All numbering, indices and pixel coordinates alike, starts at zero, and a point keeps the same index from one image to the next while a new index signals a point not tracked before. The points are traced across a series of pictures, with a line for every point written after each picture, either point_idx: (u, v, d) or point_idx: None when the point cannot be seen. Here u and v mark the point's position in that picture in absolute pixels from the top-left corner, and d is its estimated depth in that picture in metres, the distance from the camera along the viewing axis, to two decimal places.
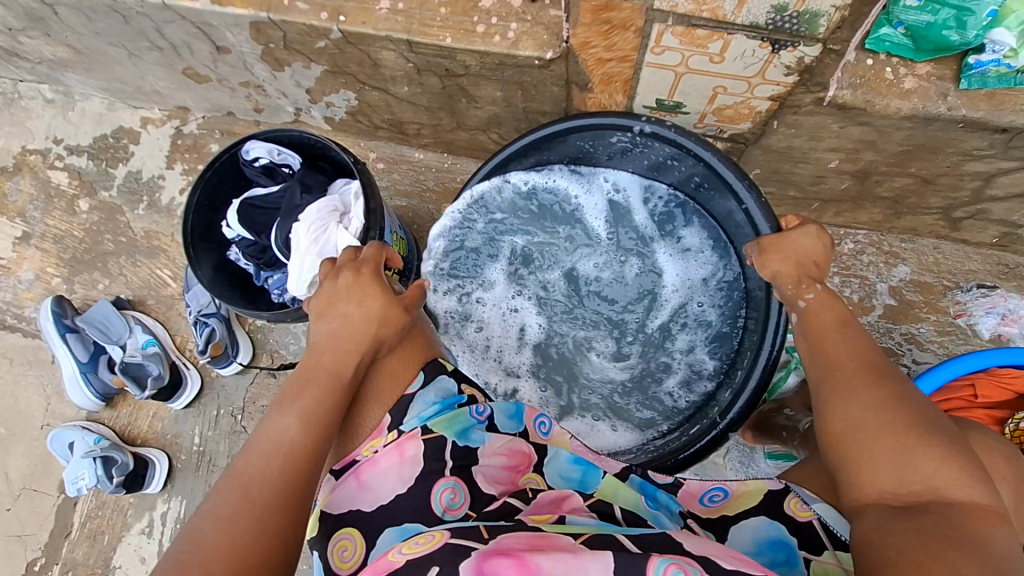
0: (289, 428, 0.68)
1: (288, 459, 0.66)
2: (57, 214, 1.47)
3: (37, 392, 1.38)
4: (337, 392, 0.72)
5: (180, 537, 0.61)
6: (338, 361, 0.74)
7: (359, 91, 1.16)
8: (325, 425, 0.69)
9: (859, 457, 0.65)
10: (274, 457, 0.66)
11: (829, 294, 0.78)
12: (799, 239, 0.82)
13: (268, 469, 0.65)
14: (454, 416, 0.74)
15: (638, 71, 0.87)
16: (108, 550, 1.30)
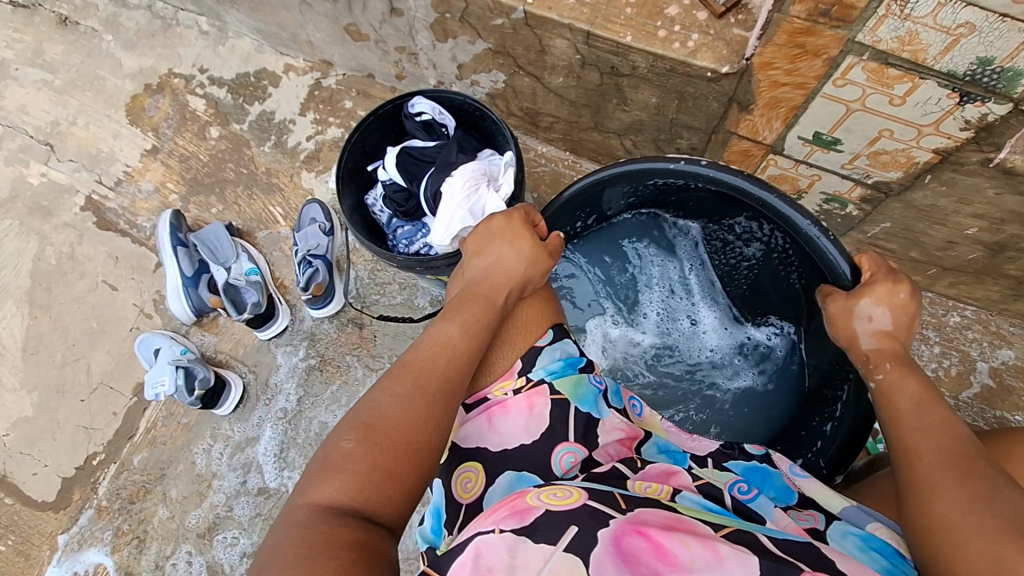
0: (443, 340, 0.70)
1: (443, 362, 0.68)
2: (188, 136, 1.54)
3: (134, 296, 1.43)
4: (487, 315, 0.74)
5: (359, 405, 0.66)
6: (488, 291, 0.76)
7: (512, 74, 1.21)
8: (475, 342, 0.71)
9: (950, 558, 0.58)
10: (434, 360, 0.68)
11: (901, 374, 0.76)
12: (895, 319, 0.81)
13: (425, 371, 0.67)
14: (576, 380, 0.72)
15: (810, 100, 0.90)
16: (166, 460, 1.32)
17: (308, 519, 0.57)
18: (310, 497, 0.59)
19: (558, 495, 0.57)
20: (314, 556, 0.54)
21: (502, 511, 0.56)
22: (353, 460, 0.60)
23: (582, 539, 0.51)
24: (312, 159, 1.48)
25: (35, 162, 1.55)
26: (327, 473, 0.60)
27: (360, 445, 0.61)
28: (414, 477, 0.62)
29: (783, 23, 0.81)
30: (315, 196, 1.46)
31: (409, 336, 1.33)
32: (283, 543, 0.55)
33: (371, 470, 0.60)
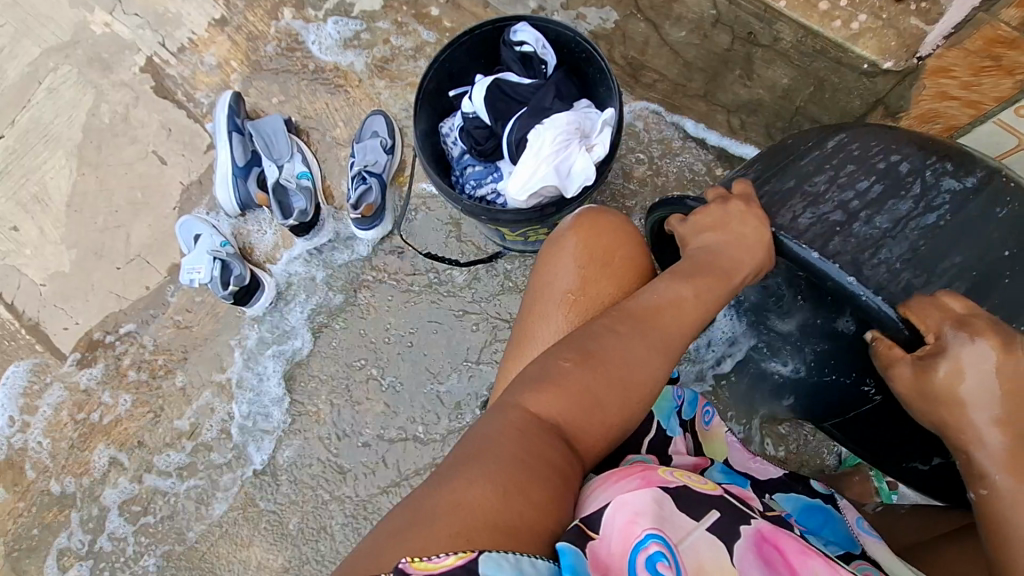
0: (674, 296, 0.67)
1: (675, 320, 0.65)
2: (259, 13, 1.43)
3: (181, 175, 1.39)
4: (719, 296, 0.69)
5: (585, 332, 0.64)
6: (716, 268, 0.71)
7: (626, 16, 1.07)
8: (706, 310, 0.68)
9: None
10: (668, 315, 0.65)
11: (1022, 497, 0.57)
12: (1006, 397, 0.60)
13: (661, 324, 0.65)
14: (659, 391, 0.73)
15: (978, 124, 0.76)
16: (192, 345, 1.33)
17: (525, 422, 0.58)
18: (528, 401, 0.59)
19: (693, 479, 0.58)
20: (528, 462, 0.54)
21: (636, 480, 0.56)
22: (573, 384, 0.60)
23: (725, 525, 0.54)
24: (385, 66, 1.37)
25: (99, 9, 1.46)
26: (543, 385, 0.60)
27: (582, 372, 0.61)
28: (625, 425, 0.62)
29: (985, 26, 0.68)
30: (382, 108, 1.36)
31: (450, 277, 1.28)
32: (495, 435, 0.56)
33: (587, 401, 0.60)
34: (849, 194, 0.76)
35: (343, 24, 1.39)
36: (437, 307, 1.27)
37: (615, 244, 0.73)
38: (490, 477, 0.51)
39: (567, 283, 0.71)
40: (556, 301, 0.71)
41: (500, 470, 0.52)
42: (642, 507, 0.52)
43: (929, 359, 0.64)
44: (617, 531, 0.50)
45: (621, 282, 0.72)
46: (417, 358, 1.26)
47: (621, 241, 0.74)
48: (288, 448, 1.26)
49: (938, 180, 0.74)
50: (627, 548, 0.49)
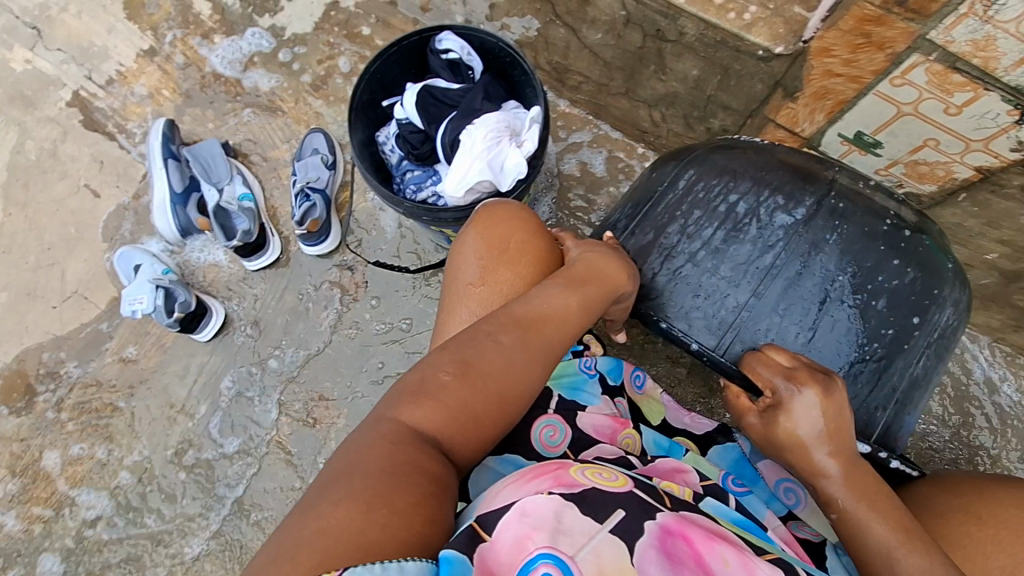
0: (556, 305, 0.70)
1: (553, 331, 0.68)
2: (189, 41, 1.43)
3: (115, 207, 1.36)
4: (601, 298, 0.74)
5: (462, 343, 0.64)
6: (597, 277, 0.75)
7: (547, 23, 1.13)
8: (586, 319, 0.71)
9: None
10: (548, 326, 0.68)
11: (860, 511, 0.63)
12: (835, 423, 0.68)
13: (542, 331, 0.67)
14: (563, 366, 0.78)
15: (860, 96, 0.85)
16: (138, 378, 1.29)
17: (396, 434, 0.56)
18: (401, 414, 0.58)
19: (603, 476, 0.56)
20: (399, 471, 0.52)
21: (544, 480, 0.54)
22: (450, 395, 0.60)
23: (628, 525, 0.51)
24: (320, 86, 1.39)
25: (19, 46, 1.43)
26: (420, 399, 0.59)
27: (460, 384, 0.61)
28: (497, 436, 0.62)
29: (854, 7, 0.74)
30: (320, 126, 1.38)
31: (399, 287, 1.29)
32: (367, 448, 0.54)
33: (463, 412, 0.60)
34: (697, 244, 0.84)
35: (261, 36, 1.42)
36: (389, 316, 1.28)
37: (512, 235, 0.77)
38: (359, 492, 0.49)
39: (471, 276, 0.75)
40: (462, 300, 0.74)
41: (368, 483, 0.50)
42: (541, 517, 0.49)
43: (773, 408, 0.71)
44: (510, 539, 0.48)
45: (521, 271, 0.75)
46: (373, 369, 1.26)
47: (513, 235, 0.77)
48: (246, 474, 1.23)
49: (771, 217, 0.82)
50: (517, 560, 0.47)
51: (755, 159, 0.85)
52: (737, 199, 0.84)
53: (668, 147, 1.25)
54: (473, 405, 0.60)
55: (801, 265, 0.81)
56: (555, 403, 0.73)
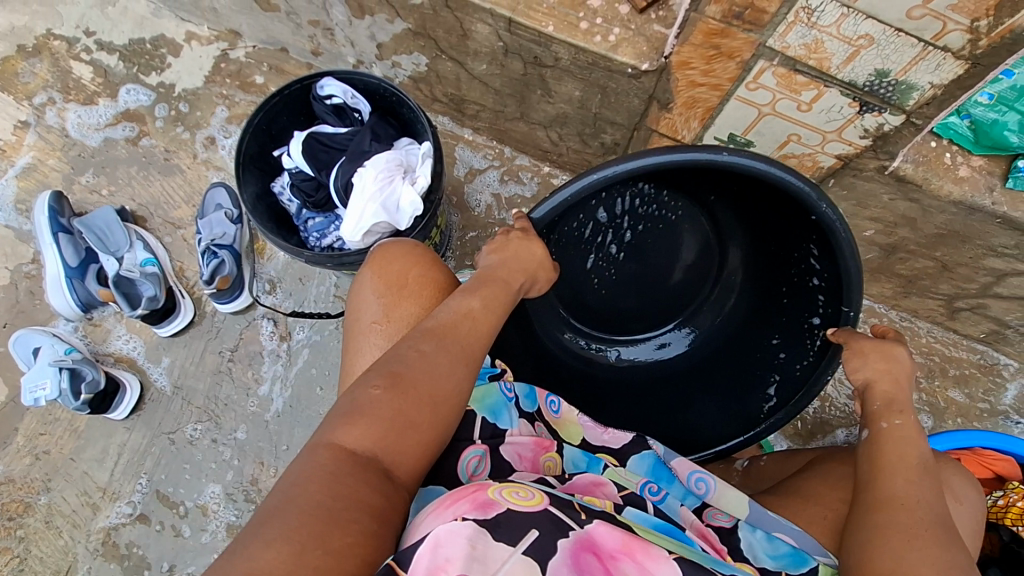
0: (463, 310, 0.70)
1: (470, 334, 0.68)
2: (72, 108, 1.38)
3: (7, 289, 1.28)
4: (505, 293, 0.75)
5: (384, 359, 0.64)
6: (505, 275, 0.77)
7: (433, 58, 1.15)
8: (496, 317, 0.72)
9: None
10: (461, 329, 0.68)
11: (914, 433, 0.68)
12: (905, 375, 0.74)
13: (452, 333, 0.67)
14: (486, 389, 0.78)
15: (725, 101, 0.91)
16: (53, 468, 1.22)
17: (331, 463, 0.55)
18: (331, 441, 0.57)
19: (519, 496, 0.57)
20: (333, 502, 0.52)
21: (463, 503, 0.54)
22: (379, 412, 0.59)
23: (542, 547, 0.53)
24: (218, 139, 1.36)
25: None
26: (353, 418, 0.59)
27: (389, 394, 0.60)
28: (438, 443, 0.62)
29: (699, 23, 0.79)
30: (222, 180, 1.35)
31: (325, 333, 1.27)
32: (304, 477, 0.53)
33: (395, 426, 0.59)
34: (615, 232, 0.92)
35: (137, 92, 1.38)
36: (318, 365, 1.25)
37: (408, 271, 0.77)
38: (291, 531, 0.48)
39: (375, 313, 0.75)
40: (366, 340, 0.75)
41: (298, 521, 0.49)
42: (455, 548, 0.50)
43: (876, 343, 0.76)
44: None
45: (424, 300, 0.76)
46: (304, 420, 1.23)
47: (412, 268, 0.78)
48: (181, 552, 1.17)
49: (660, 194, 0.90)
50: None
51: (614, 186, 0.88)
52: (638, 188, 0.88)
53: (571, 164, 1.30)
54: (400, 418, 0.59)
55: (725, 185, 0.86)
56: (481, 432, 0.73)
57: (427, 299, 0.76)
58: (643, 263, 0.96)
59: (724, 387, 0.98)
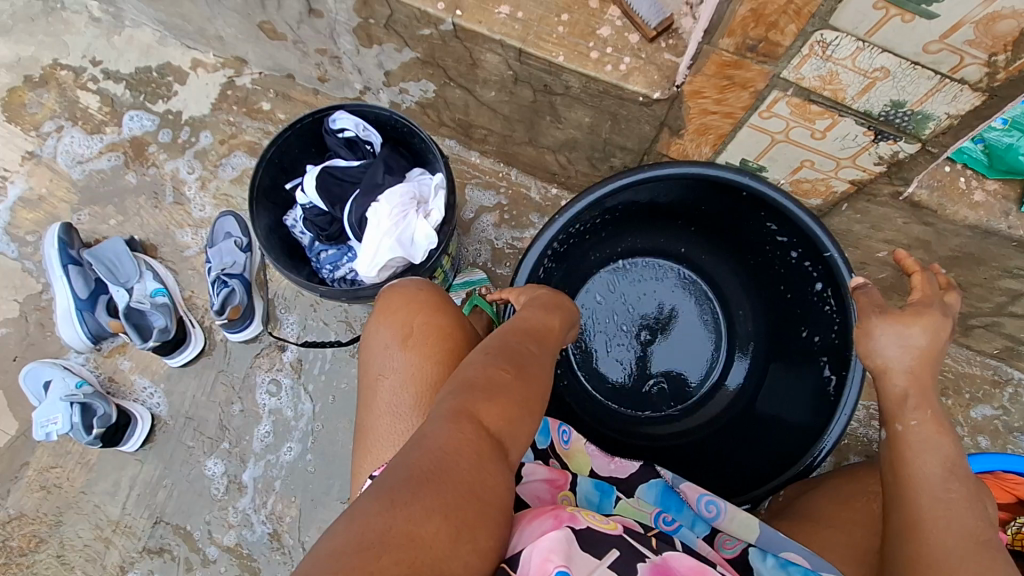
0: (537, 323, 0.72)
1: (548, 341, 0.71)
2: (79, 138, 1.38)
3: (16, 321, 1.28)
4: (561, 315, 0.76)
5: (490, 347, 0.65)
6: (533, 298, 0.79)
7: (442, 85, 1.15)
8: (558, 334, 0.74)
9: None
10: (538, 335, 0.70)
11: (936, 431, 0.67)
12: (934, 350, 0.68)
13: (536, 337, 0.69)
14: None
15: (738, 129, 0.91)
16: (64, 502, 1.21)
17: (474, 437, 0.54)
18: (473, 412, 0.55)
19: (596, 517, 0.58)
20: (479, 480, 0.51)
21: (547, 517, 0.55)
22: (506, 394, 0.59)
23: (624, 563, 0.53)
24: (225, 166, 1.36)
25: None
26: (485, 396, 0.58)
27: (514, 380, 0.61)
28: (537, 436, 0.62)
29: (712, 54, 0.79)
30: (230, 208, 1.34)
31: (336, 360, 1.26)
32: (452, 445, 0.52)
33: (519, 412, 0.59)
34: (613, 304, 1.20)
35: (142, 120, 1.38)
36: (329, 392, 1.25)
37: (414, 316, 0.77)
38: (447, 507, 0.47)
39: (393, 363, 0.74)
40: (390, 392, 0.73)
41: (449, 496, 0.48)
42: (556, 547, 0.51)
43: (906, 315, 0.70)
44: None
45: (440, 343, 0.75)
46: (317, 448, 1.22)
47: (415, 318, 0.77)
48: None
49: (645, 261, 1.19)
50: None
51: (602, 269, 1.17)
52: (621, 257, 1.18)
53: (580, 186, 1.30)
54: (519, 402, 0.59)
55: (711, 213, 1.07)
56: None
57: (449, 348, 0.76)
58: (648, 313, 1.18)
59: (763, 406, 1.08)
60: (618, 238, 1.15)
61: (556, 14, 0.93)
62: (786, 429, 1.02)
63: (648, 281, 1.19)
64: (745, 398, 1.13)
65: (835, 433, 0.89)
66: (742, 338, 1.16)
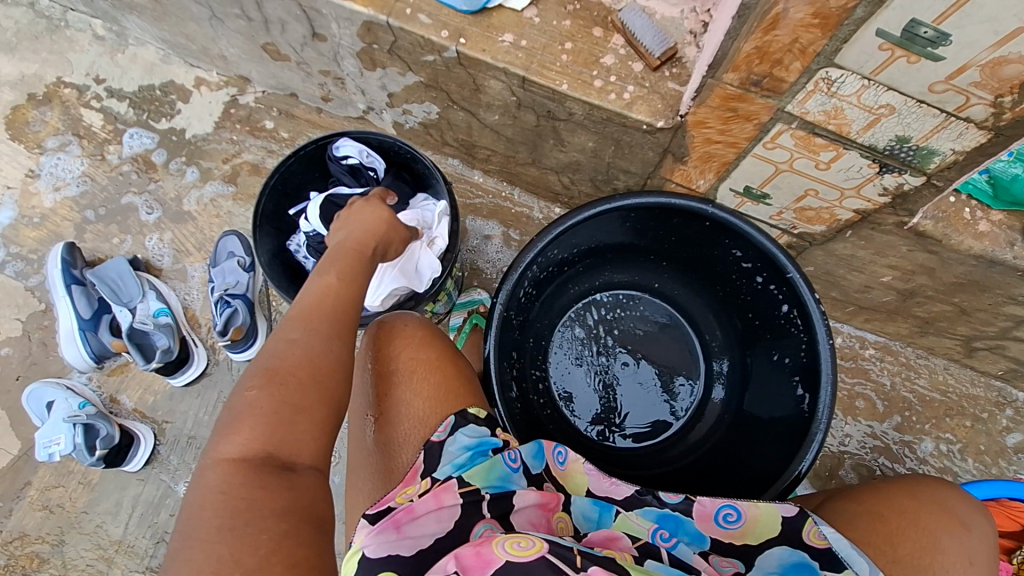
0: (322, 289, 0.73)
1: (326, 312, 0.71)
2: (83, 156, 1.38)
3: (20, 341, 1.28)
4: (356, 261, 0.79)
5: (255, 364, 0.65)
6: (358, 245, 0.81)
7: (445, 108, 1.15)
8: (353, 286, 0.76)
9: None
10: (319, 303, 0.71)
11: None
12: None
13: (315, 314, 0.70)
14: (488, 466, 0.72)
15: (742, 157, 0.91)
16: (66, 522, 1.21)
17: (229, 476, 0.56)
18: (218, 455, 0.58)
19: (519, 543, 0.57)
20: (238, 522, 0.53)
21: (467, 551, 0.57)
22: (256, 413, 0.60)
23: None
24: (228, 185, 1.36)
25: None
26: (234, 430, 0.60)
27: (265, 391, 0.62)
28: (328, 425, 0.64)
29: (716, 88, 0.79)
30: (233, 227, 1.34)
31: None
32: (202, 504, 0.54)
33: (278, 423, 0.60)
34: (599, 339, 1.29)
35: (143, 137, 1.39)
36: None
37: (401, 353, 0.81)
38: (210, 563, 0.50)
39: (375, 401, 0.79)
40: (398, 427, 0.77)
41: (209, 549, 0.51)
42: None
43: None
44: None
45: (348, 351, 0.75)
46: None
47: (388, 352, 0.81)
48: None
49: (626, 296, 1.28)
50: None
51: (585, 307, 1.27)
52: (600, 295, 1.27)
53: None
54: (279, 409, 0.61)
55: (682, 244, 1.14)
56: (488, 506, 0.69)
57: (422, 362, 0.80)
58: (631, 343, 1.27)
59: (746, 424, 1.14)
60: (596, 273, 1.24)
61: (560, 43, 0.94)
62: (771, 437, 1.07)
63: (626, 312, 1.28)
64: (732, 409, 1.19)
65: (817, 441, 0.94)
66: (720, 350, 1.22)
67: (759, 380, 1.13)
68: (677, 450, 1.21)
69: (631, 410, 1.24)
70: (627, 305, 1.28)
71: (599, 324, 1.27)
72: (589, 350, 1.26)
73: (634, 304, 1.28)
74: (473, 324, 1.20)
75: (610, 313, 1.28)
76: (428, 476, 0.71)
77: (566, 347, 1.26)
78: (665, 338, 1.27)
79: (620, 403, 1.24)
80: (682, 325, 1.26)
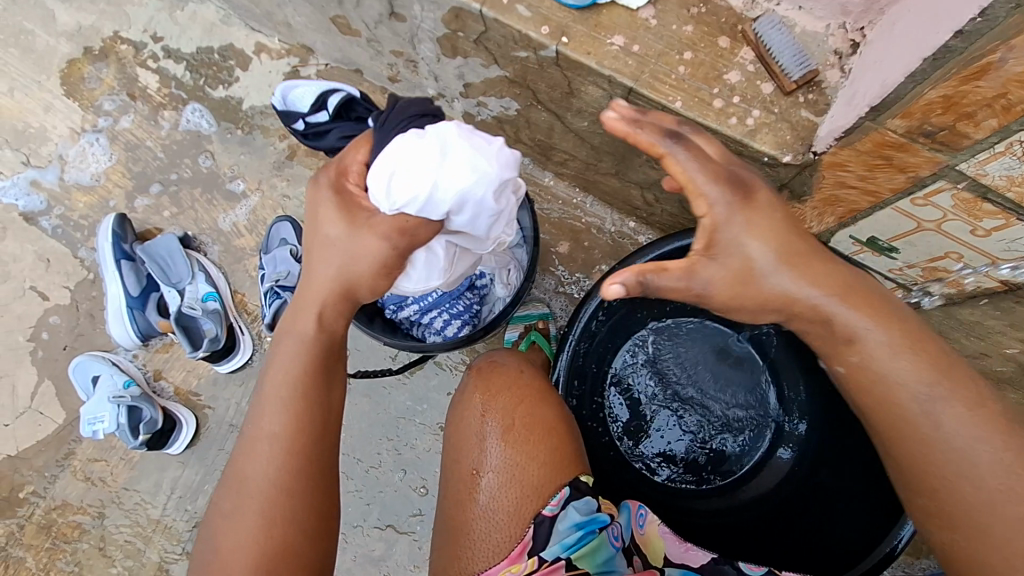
0: (269, 413, 0.67)
1: (278, 435, 0.66)
2: (137, 119, 1.31)
3: (68, 309, 1.25)
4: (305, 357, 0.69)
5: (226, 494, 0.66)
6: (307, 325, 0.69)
7: (527, 106, 1.04)
8: (296, 393, 0.68)
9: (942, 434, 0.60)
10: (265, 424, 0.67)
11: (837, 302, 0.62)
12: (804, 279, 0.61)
13: (263, 442, 0.66)
14: (595, 546, 0.65)
15: (877, 209, 0.78)
16: (106, 496, 1.21)
17: None
18: None
19: None
20: None
21: None
22: (242, 550, 0.63)
23: None
24: (284, 164, 1.28)
25: None
26: (223, 566, 0.63)
27: (241, 526, 0.64)
28: (306, 544, 0.65)
29: (873, 131, 0.67)
30: (286, 212, 1.27)
31: (384, 387, 1.20)
32: None
33: (262, 561, 0.62)
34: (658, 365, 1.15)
35: (201, 114, 1.31)
36: (375, 416, 1.19)
37: (516, 409, 0.70)
38: None
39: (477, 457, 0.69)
40: (505, 493, 0.67)
41: None
42: None
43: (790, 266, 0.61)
44: None
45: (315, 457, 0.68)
46: (368, 461, 1.18)
47: (495, 402, 0.71)
48: None
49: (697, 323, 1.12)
50: None
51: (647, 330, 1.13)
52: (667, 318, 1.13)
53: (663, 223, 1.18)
54: (255, 548, 0.63)
55: None
56: None
57: (540, 425, 0.70)
58: (695, 374, 1.13)
59: (822, 485, 1.00)
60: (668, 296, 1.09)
61: (677, 52, 0.81)
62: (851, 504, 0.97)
63: (694, 340, 1.13)
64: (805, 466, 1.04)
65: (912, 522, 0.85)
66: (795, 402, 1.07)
67: (845, 440, 0.98)
68: (735, 497, 1.08)
69: (689, 448, 1.13)
70: (697, 332, 1.13)
71: (661, 351, 1.13)
72: (647, 378, 1.13)
73: (704, 333, 1.13)
74: (530, 342, 1.11)
75: (677, 340, 1.14)
76: (535, 553, 0.64)
77: (619, 373, 1.12)
78: (736, 373, 1.12)
79: (676, 438, 1.13)
80: (756, 363, 1.10)
